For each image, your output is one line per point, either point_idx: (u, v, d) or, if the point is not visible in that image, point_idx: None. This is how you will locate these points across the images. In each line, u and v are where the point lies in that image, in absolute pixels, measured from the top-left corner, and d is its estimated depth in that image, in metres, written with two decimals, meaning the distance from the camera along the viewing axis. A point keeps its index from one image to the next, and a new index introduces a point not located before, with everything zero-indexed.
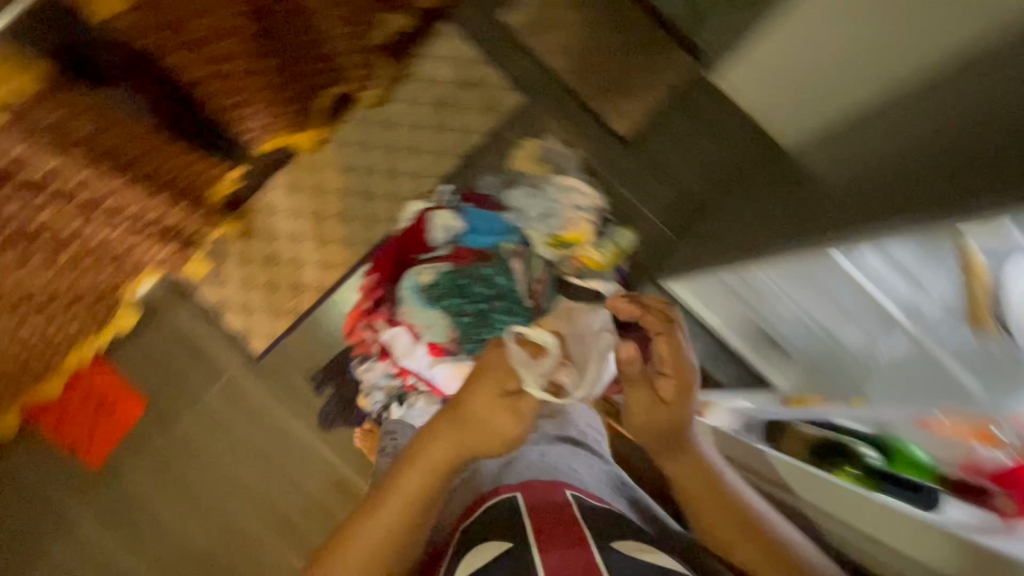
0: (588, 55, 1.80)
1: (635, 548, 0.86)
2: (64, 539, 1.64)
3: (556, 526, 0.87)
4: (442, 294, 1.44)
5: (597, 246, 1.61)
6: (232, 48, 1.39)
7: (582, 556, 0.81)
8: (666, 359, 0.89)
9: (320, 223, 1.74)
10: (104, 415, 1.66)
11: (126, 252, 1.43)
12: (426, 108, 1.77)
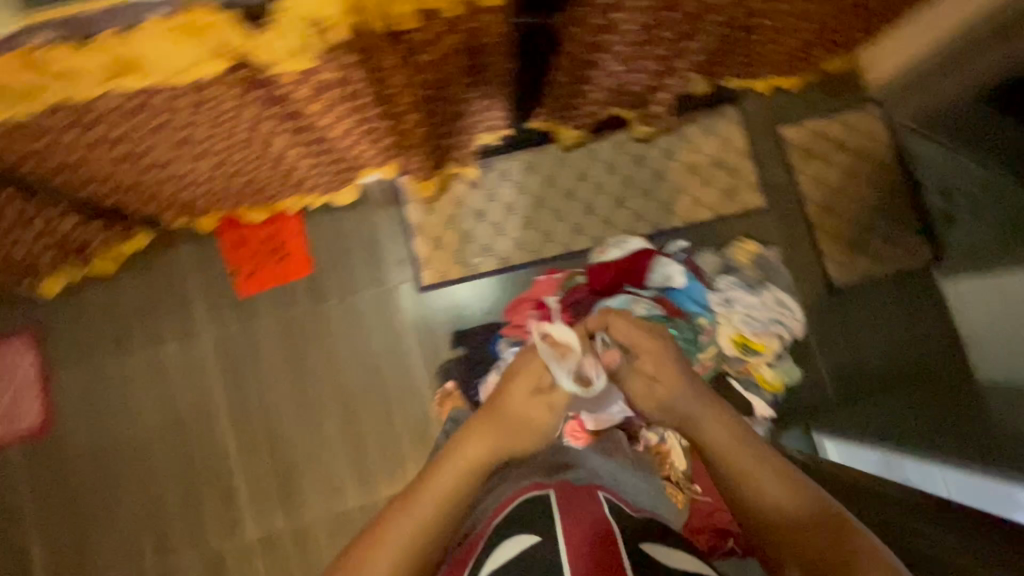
0: (839, 195, 1.87)
1: (671, 552, 0.86)
2: (186, 349, 1.73)
3: (578, 516, 0.90)
4: (655, 335, 1.43)
5: (770, 366, 1.64)
6: (604, 81, 1.45)
7: (607, 548, 0.83)
8: (642, 347, 1.01)
9: (537, 210, 1.82)
10: (277, 259, 1.75)
11: (404, 160, 1.58)
12: (677, 167, 1.85)
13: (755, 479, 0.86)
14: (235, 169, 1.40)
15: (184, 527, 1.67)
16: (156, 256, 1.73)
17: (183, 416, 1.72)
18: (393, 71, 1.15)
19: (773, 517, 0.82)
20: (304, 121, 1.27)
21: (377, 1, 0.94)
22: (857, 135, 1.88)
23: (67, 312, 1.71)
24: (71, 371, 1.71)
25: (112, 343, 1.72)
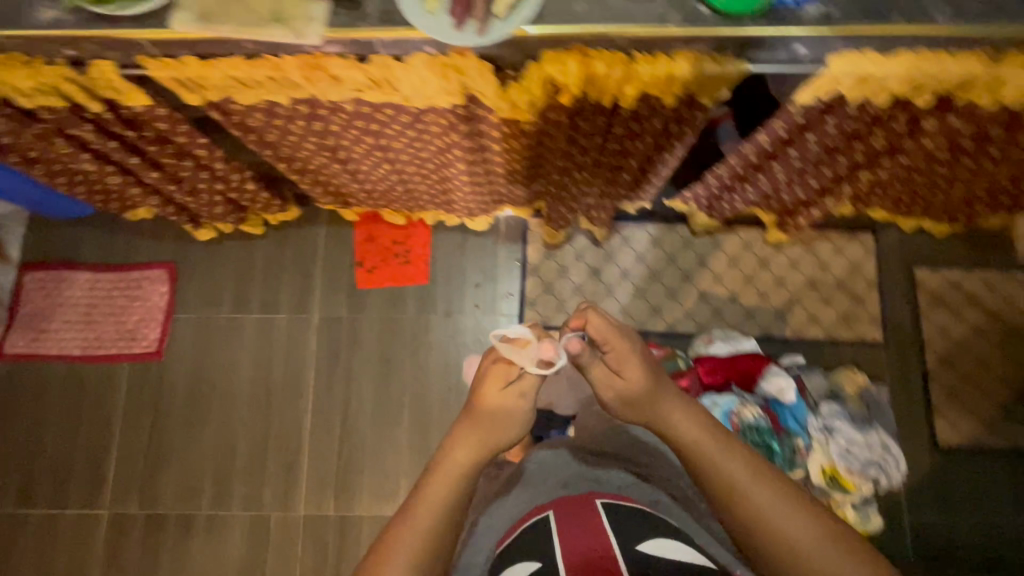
0: (963, 352, 1.79)
1: (657, 541, 0.98)
2: (295, 320, 1.84)
3: (578, 533, 0.99)
4: (755, 437, 1.42)
5: (851, 507, 1.54)
6: (764, 181, 1.44)
7: (601, 556, 0.94)
8: (610, 342, 0.91)
9: (651, 283, 1.84)
10: (401, 262, 1.86)
11: (549, 203, 1.63)
12: (801, 279, 1.84)
13: (750, 496, 0.80)
14: (401, 177, 1.49)
15: (244, 484, 1.75)
16: (298, 229, 1.88)
17: (274, 380, 1.82)
18: (584, 129, 1.19)
19: (770, 533, 0.79)
20: (480, 158, 1.34)
21: (614, 79, 0.95)
22: (995, 297, 1.82)
23: (206, 258, 1.88)
24: (193, 311, 1.85)
25: (235, 295, 1.86)
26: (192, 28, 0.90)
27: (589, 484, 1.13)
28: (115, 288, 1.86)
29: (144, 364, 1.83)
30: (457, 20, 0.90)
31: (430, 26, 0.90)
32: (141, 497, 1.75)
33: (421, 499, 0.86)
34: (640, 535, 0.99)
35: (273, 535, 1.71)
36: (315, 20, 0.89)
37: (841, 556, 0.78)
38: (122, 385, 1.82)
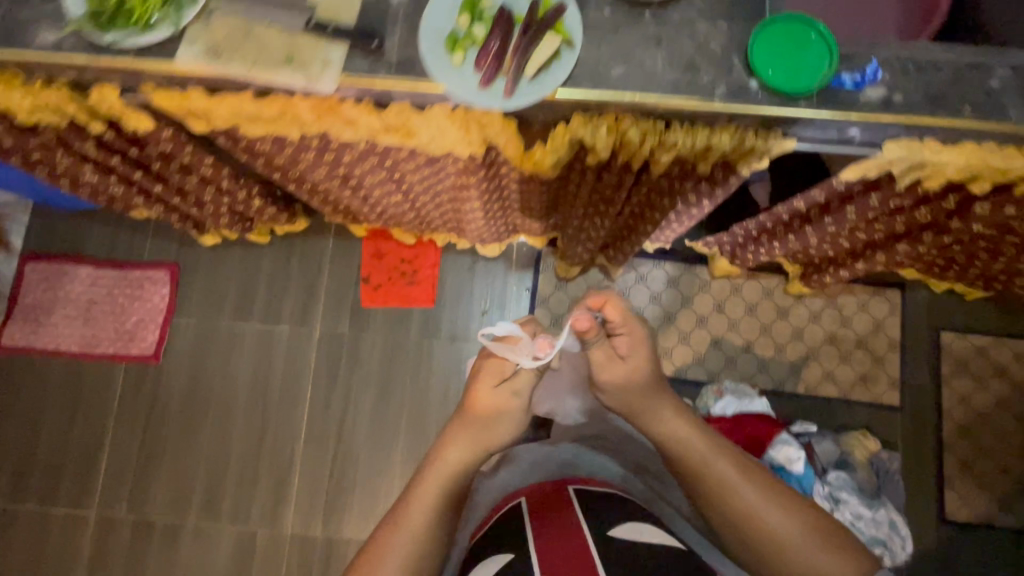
0: (982, 423, 1.72)
1: (636, 532, 0.91)
2: (297, 333, 1.80)
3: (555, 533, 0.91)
4: None
5: None
6: (789, 239, 1.37)
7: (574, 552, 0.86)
8: (625, 326, 1.02)
9: (664, 322, 1.78)
10: (408, 280, 1.81)
11: (565, 238, 1.53)
12: (819, 331, 1.77)
13: (739, 492, 0.87)
14: (414, 203, 1.41)
15: (234, 496, 1.73)
16: (306, 239, 1.83)
17: (271, 393, 1.78)
18: (612, 184, 1.07)
19: (753, 526, 0.86)
20: (495, 196, 1.27)
21: (647, 143, 0.87)
22: (1022, 368, 1.74)
23: (211, 261, 1.83)
24: (194, 316, 1.81)
25: (237, 302, 1.82)
26: (198, 63, 0.82)
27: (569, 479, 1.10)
28: (116, 286, 1.82)
29: (141, 366, 1.80)
30: (485, 76, 0.79)
31: (455, 81, 0.80)
32: (131, 500, 1.73)
33: (413, 504, 0.90)
34: (617, 525, 0.92)
35: (259, 551, 1.69)
36: (332, 65, 0.81)
37: (822, 551, 0.83)
38: (119, 385, 1.80)
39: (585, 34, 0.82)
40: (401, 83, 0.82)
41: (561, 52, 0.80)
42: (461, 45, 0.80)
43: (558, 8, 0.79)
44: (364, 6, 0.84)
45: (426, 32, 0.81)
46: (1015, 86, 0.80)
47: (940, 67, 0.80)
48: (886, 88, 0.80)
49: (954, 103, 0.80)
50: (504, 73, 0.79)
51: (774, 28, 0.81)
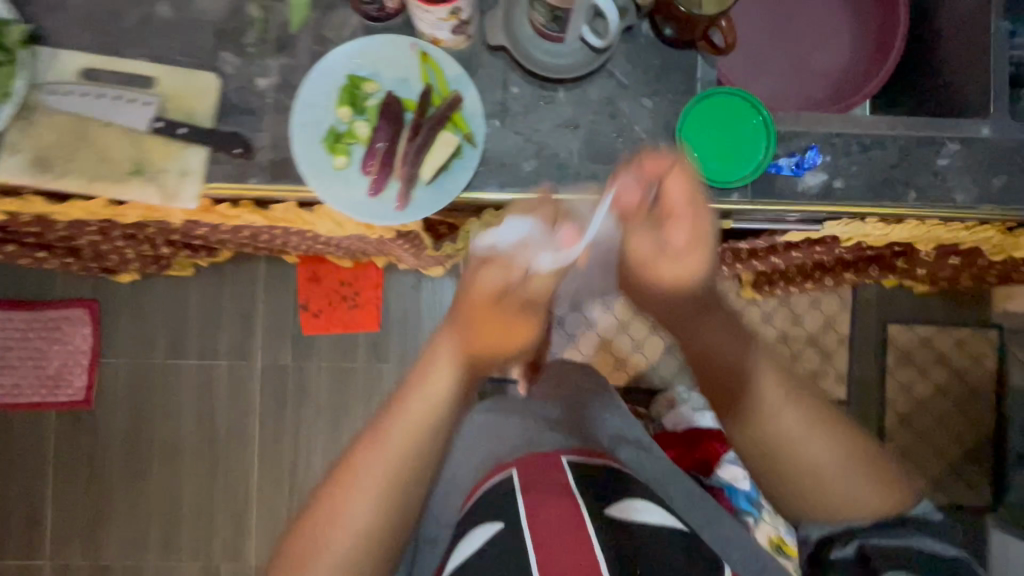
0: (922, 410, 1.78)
1: (628, 510, 0.89)
2: (236, 368, 1.70)
3: (547, 501, 0.86)
4: None
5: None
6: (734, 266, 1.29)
7: (571, 533, 0.82)
8: None
9: (618, 332, 1.75)
10: (349, 303, 1.71)
11: None
12: (772, 331, 1.76)
13: (788, 438, 0.75)
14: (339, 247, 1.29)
15: (192, 535, 1.69)
16: (235, 265, 1.69)
17: (218, 431, 1.71)
18: None
19: (792, 456, 0.76)
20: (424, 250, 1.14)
21: None
22: (964, 355, 1.78)
23: (133, 295, 1.69)
24: (123, 357, 1.69)
25: (169, 339, 1.70)
26: (24, 180, 0.67)
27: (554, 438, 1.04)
28: (29, 330, 1.66)
29: (72, 413, 1.69)
30: (375, 184, 0.68)
31: (339, 190, 0.68)
32: (85, 549, 1.68)
33: (378, 451, 0.66)
34: (609, 501, 0.91)
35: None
36: (191, 174, 0.68)
37: (872, 486, 0.77)
38: (51, 436, 1.69)
39: (489, 122, 0.71)
40: (279, 193, 0.70)
41: (460, 152, 0.69)
42: (343, 146, 0.68)
43: (452, 99, 0.68)
44: (222, 95, 0.69)
45: (298, 131, 0.68)
46: (965, 164, 0.73)
47: (887, 146, 0.72)
48: (827, 174, 0.72)
49: (899, 187, 0.73)
50: (396, 178, 0.69)
51: (706, 106, 0.70)
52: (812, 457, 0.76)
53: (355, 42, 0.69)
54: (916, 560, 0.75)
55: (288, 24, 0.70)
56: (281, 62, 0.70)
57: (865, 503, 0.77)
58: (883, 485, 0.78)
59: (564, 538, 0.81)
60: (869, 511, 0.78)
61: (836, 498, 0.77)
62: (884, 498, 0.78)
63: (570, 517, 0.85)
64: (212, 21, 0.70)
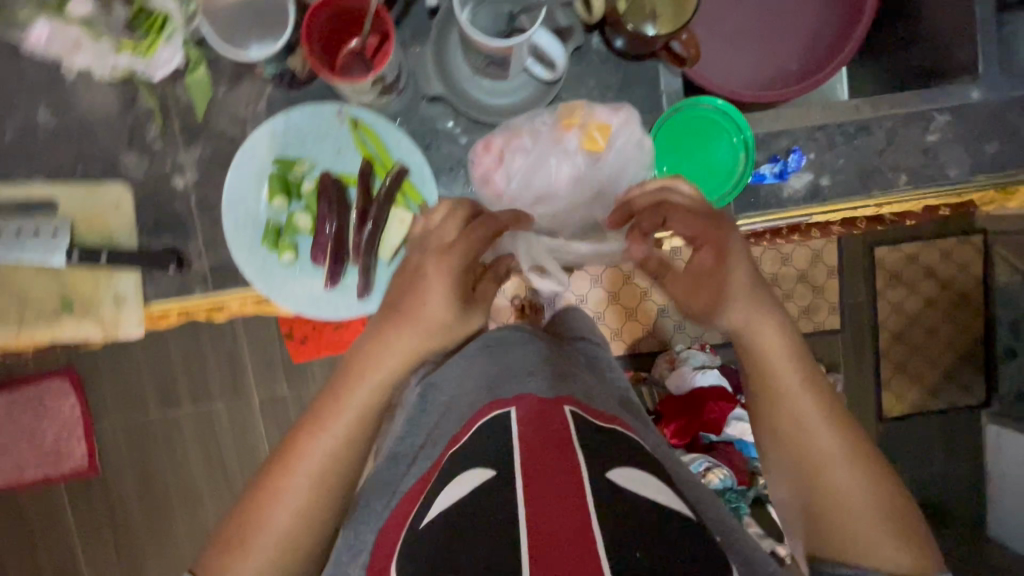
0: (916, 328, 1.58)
1: (649, 487, 0.50)
2: (236, 409, 1.59)
3: (538, 440, 0.52)
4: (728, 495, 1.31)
5: None
6: None
7: (572, 501, 0.46)
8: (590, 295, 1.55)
9: None
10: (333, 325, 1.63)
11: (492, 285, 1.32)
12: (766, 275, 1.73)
13: (800, 416, 0.57)
14: None
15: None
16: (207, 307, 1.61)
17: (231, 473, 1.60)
18: None
19: (790, 428, 0.57)
20: None
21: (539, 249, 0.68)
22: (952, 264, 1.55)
23: (110, 355, 1.62)
24: (116, 418, 1.58)
25: (157, 392, 1.59)
26: None
27: (556, 373, 0.62)
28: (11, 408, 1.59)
29: (81, 484, 1.60)
30: (331, 277, 0.62)
31: (294, 290, 0.62)
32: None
33: (341, 401, 0.55)
34: (620, 470, 0.50)
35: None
36: (127, 300, 0.62)
37: (890, 534, 0.54)
38: (67, 511, 1.60)
39: (442, 182, 0.64)
40: (228, 300, 0.64)
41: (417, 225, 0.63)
42: (287, 241, 0.62)
43: (398, 170, 0.61)
44: (140, 204, 0.62)
45: (234, 234, 0.61)
46: (955, 135, 0.68)
47: (873, 130, 0.67)
48: (813, 172, 0.67)
49: (888, 172, 0.68)
50: (353, 265, 0.62)
51: (674, 121, 0.65)
52: (816, 456, 0.56)
53: (272, 121, 0.60)
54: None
55: (191, 108, 0.61)
56: (196, 154, 0.62)
57: (876, 547, 0.54)
58: (909, 544, 0.55)
59: (553, 509, 0.46)
60: (877, 559, 0.54)
61: (838, 520, 0.55)
62: (907, 557, 0.54)
63: (572, 484, 0.47)
64: (105, 120, 0.61)
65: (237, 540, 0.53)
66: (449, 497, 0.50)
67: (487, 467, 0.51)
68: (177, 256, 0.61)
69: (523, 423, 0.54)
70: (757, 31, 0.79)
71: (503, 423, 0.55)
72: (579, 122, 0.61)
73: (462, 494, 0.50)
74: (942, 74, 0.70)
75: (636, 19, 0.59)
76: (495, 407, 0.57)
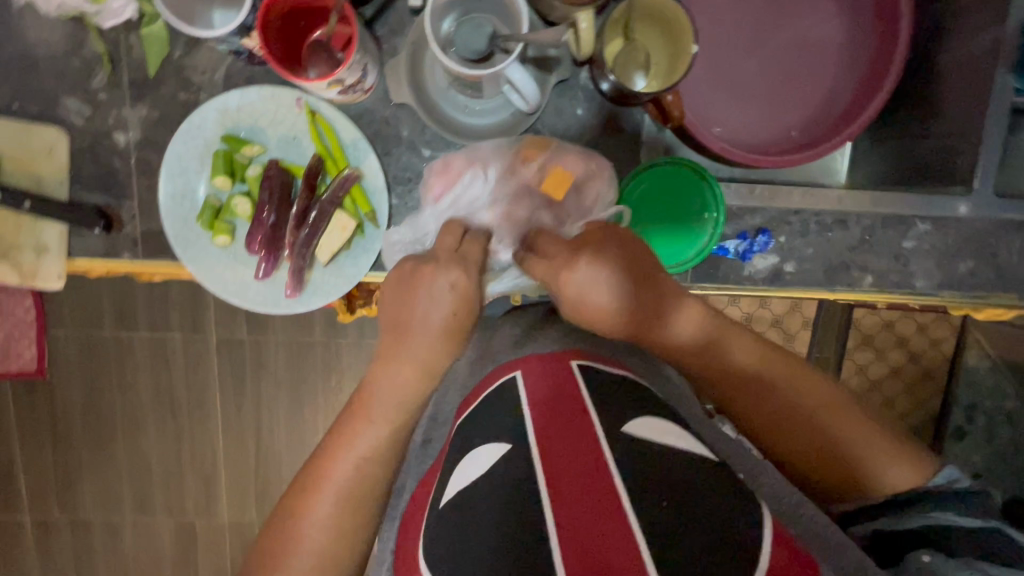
0: (874, 394, 1.38)
1: (658, 433, 0.46)
2: (191, 343, 1.37)
3: (544, 408, 0.49)
4: None
5: None
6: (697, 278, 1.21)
7: (587, 455, 0.43)
8: None
9: None
10: None
11: None
12: None
13: (751, 395, 0.59)
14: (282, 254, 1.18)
15: (169, 520, 1.47)
16: None
17: (179, 404, 1.42)
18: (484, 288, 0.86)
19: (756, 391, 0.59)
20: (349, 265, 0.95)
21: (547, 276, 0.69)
22: (925, 339, 1.34)
23: None
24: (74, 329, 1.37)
25: (116, 308, 1.36)
26: None
27: (559, 337, 0.61)
28: None
29: (28, 382, 1.41)
30: (263, 266, 0.64)
31: (220, 274, 0.64)
32: (70, 524, 1.48)
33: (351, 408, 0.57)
34: (632, 421, 0.46)
35: (203, 569, 1.50)
36: (49, 252, 0.63)
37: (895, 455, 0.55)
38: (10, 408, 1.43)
39: (395, 191, 0.66)
40: (155, 270, 0.65)
41: (360, 232, 0.65)
42: (224, 224, 0.63)
43: (349, 174, 0.63)
44: (75, 152, 0.62)
45: (170, 205, 0.62)
46: (932, 246, 0.70)
47: (850, 226, 0.69)
48: (778, 257, 0.69)
49: (854, 270, 0.70)
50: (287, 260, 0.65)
51: (645, 181, 0.66)
52: (784, 422, 0.58)
53: (227, 96, 0.61)
54: (934, 544, 0.49)
55: (143, 64, 0.61)
56: (141, 113, 0.62)
57: (870, 466, 0.55)
58: (898, 451, 0.55)
59: (571, 459, 0.43)
60: (871, 482, 0.55)
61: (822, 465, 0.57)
62: (904, 468, 0.55)
63: (586, 449, 0.43)
64: (49, 57, 0.60)
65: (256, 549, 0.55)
66: (467, 474, 0.47)
67: (503, 442, 0.47)
68: (104, 217, 0.62)
69: (529, 386, 0.52)
70: (767, 85, 0.73)
71: (513, 393, 0.52)
72: (535, 170, 0.62)
73: (480, 472, 0.46)
74: (933, 176, 0.67)
75: (624, 73, 0.59)
76: (499, 375, 0.56)
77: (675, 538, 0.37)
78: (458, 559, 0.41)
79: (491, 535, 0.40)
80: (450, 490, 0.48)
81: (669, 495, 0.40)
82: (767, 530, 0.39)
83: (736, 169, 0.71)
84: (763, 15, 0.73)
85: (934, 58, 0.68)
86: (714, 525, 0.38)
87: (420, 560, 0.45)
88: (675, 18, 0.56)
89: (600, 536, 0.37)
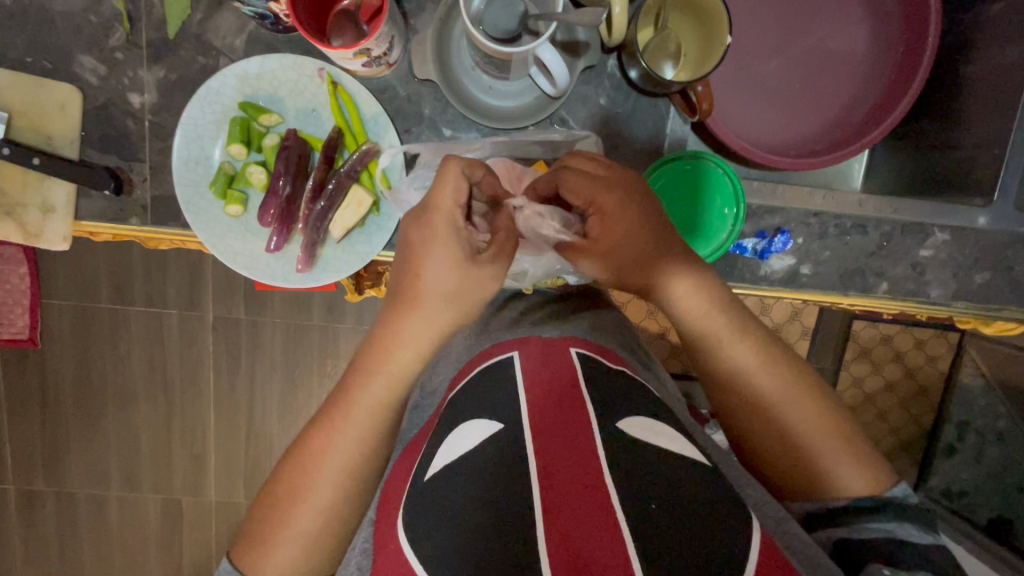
0: (868, 407, 1.36)
1: (655, 434, 0.45)
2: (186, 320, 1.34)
3: (540, 392, 0.48)
4: None
5: None
6: None
7: (582, 454, 0.41)
8: None
9: None
10: None
11: None
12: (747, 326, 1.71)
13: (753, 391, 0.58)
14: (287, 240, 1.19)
15: (157, 497, 1.46)
16: None
17: (172, 382, 1.40)
18: None
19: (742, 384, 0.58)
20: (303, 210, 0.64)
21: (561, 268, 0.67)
22: (922, 354, 1.33)
23: None
24: (67, 300, 1.33)
25: (114, 280, 1.33)
26: None
27: (567, 322, 0.60)
28: None
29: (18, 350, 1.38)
30: (275, 239, 0.64)
31: (234, 245, 0.64)
32: (54, 496, 1.46)
33: (358, 392, 0.55)
34: (625, 419, 0.46)
35: (187, 548, 1.48)
36: (55, 212, 0.62)
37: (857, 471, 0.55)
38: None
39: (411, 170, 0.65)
40: (163, 237, 0.64)
41: (375, 210, 0.64)
42: (237, 193, 0.63)
43: (369, 149, 0.63)
44: (88, 111, 0.61)
45: (182, 171, 0.61)
46: (948, 257, 0.70)
47: (868, 231, 0.69)
48: (795, 258, 0.69)
49: (870, 277, 0.70)
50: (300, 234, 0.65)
51: (669, 172, 0.66)
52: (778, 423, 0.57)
53: (248, 62, 0.60)
54: (893, 553, 0.50)
55: (164, 24, 0.60)
56: (158, 75, 0.61)
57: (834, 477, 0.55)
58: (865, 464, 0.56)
59: (563, 452, 0.42)
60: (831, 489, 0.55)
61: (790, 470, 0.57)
62: (862, 480, 0.55)
63: (581, 447, 0.42)
64: (67, 11, 0.59)
65: (263, 523, 0.54)
66: (454, 449, 0.46)
67: (495, 421, 0.46)
68: (115, 179, 0.61)
69: (525, 365, 0.51)
70: (789, 87, 0.73)
71: (509, 373, 0.51)
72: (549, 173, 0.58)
73: (471, 447, 0.45)
74: (953, 188, 0.67)
75: (653, 61, 0.60)
76: (494, 354, 0.55)
77: (659, 542, 0.37)
78: (441, 536, 0.40)
79: (478, 507, 0.40)
80: (437, 463, 0.46)
81: (659, 494, 0.39)
82: (754, 543, 0.39)
83: (754, 169, 0.70)
84: (790, 14, 0.72)
85: (960, 68, 0.67)
86: (694, 527, 0.38)
87: (399, 530, 0.44)
88: (710, 9, 0.55)
89: (580, 536, 0.36)
